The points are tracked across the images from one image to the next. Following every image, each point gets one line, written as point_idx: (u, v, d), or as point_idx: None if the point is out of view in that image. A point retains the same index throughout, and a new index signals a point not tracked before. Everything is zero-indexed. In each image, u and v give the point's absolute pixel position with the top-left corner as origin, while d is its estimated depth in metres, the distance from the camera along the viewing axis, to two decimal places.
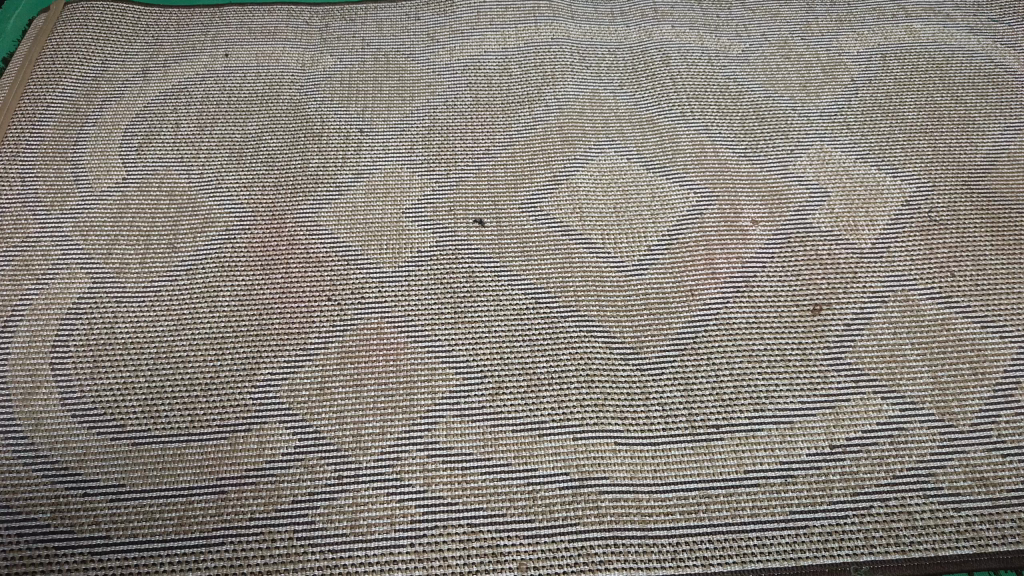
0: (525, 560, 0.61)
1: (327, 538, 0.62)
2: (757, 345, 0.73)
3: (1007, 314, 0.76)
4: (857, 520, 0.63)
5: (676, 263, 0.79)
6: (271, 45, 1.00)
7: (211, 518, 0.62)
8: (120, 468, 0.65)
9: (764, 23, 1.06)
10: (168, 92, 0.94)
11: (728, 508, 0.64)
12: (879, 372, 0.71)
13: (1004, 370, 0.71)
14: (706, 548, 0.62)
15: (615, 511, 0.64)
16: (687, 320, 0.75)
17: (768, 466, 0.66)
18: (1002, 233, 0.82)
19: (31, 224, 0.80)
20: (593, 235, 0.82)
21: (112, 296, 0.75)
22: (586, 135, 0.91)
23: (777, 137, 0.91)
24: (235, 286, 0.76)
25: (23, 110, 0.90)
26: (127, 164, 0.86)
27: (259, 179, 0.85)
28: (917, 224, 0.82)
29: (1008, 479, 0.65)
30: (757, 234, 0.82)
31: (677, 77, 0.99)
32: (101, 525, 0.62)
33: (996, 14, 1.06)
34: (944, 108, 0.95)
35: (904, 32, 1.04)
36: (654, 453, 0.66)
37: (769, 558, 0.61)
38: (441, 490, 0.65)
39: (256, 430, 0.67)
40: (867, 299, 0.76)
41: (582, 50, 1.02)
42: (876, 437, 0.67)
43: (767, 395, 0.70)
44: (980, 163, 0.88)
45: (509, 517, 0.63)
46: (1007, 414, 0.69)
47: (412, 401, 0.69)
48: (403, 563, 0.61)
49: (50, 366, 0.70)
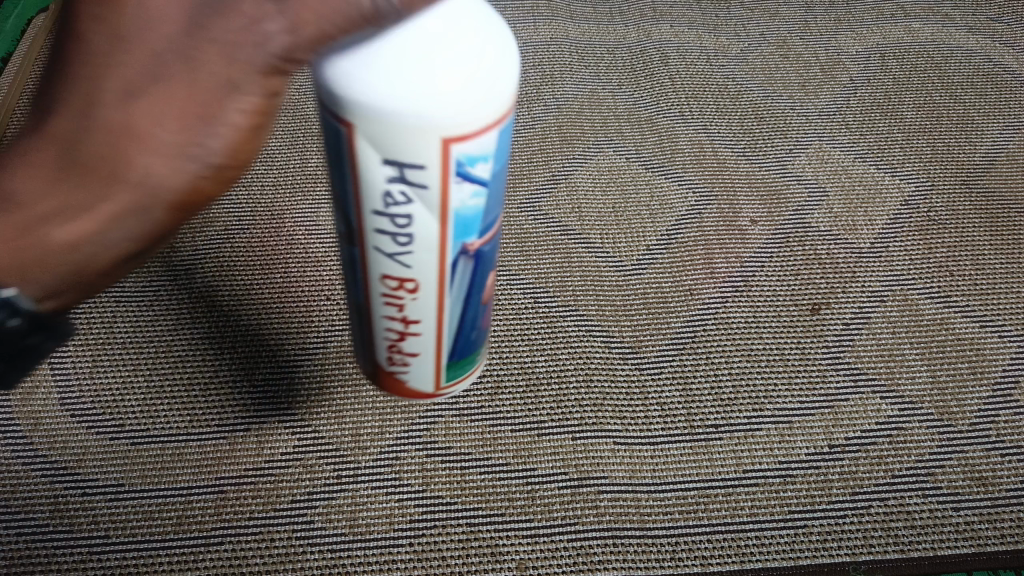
0: (524, 560, 0.60)
1: (327, 538, 0.61)
2: (756, 344, 0.73)
3: (1007, 314, 0.76)
4: (855, 520, 0.62)
5: (675, 263, 0.79)
6: None
7: (210, 517, 0.62)
8: (119, 468, 0.64)
9: (763, 23, 1.06)
10: None
11: (727, 507, 0.63)
12: (878, 371, 0.71)
13: (1002, 370, 0.72)
14: (705, 547, 0.61)
15: (614, 511, 0.63)
16: (685, 319, 0.75)
17: (768, 466, 0.66)
18: (1001, 233, 0.82)
19: None
20: (592, 235, 0.82)
21: (111, 296, 0.75)
22: (585, 135, 0.91)
23: (776, 136, 0.91)
24: (234, 286, 0.76)
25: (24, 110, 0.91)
26: None
27: (259, 178, 0.85)
28: (915, 224, 0.82)
29: (1007, 478, 0.65)
30: (756, 234, 0.82)
31: (675, 76, 0.99)
32: (99, 524, 0.61)
33: (995, 14, 1.06)
34: (942, 107, 0.95)
35: (904, 31, 1.04)
36: (653, 452, 0.66)
37: (769, 558, 0.60)
38: (440, 490, 0.64)
39: (256, 429, 0.67)
40: (866, 298, 0.76)
41: (582, 49, 1.02)
42: (875, 437, 0.67)
43: (765, 395, 0.70)
44: (980, 163, 0.88)
45: (508, 517, 0.63)
46: (1006, 414, 0.69)
47: (411, 401, 0.69)
48: (402, 564, 0.60)
49: (48, 366, 0.70)
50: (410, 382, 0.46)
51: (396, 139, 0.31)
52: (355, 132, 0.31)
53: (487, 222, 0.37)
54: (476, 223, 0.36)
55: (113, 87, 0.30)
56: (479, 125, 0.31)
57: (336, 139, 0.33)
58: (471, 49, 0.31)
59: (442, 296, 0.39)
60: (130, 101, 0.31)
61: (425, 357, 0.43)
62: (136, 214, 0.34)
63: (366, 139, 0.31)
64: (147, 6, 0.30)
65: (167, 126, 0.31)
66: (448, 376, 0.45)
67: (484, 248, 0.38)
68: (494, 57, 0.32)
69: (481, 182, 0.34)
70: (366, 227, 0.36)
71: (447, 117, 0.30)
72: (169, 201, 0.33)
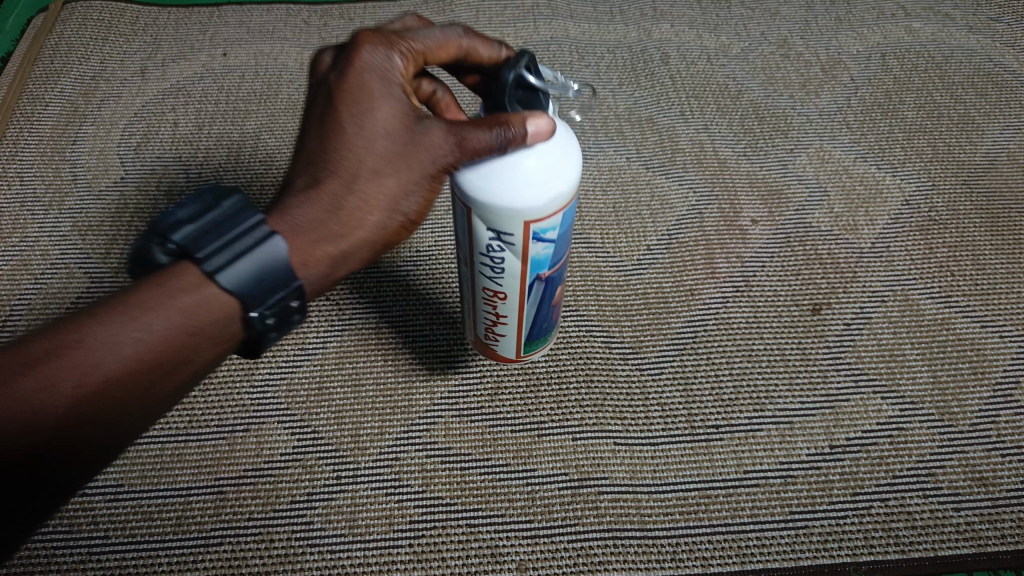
0: (524, 560, 0.60)
1: (326, 538, 0.61)
2: (757, 345, 0.73)
3: (1007, 314, 0.75)
4: (856, 520, 0.62)
5: (676, 262, 0.79)
6: (270, 45, 1.00)
7: (210, 518, 0.62)
8: (119, 468, 0.64)
9: (764, 23, 1.06)
10: (167, 93, 0.94)
11: (728, 508, 0.63)
12: (878, 371, 0.71)
13: (1003, 370, 0.71)
14: (705, 547, 0.61)
15: (615, 511, 0.63)
16: (685, 320, 0.75)
17: (768, 466, 0.65)
18: (1001, 233, 0.82)
19: (31, 224, 0.80)
20: (592, 235, 0.82)
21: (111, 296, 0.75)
22: (585, 135, 0.91)
23: (777, 136, 0.91)
24: None
25: (23, 111, 0.91)
26: (125, 164, 0.87)
27: (258, 178, 0.85)
28: (915, 224, 0.82)
29: (1007, 478, 0.65)
30: (757, 234, 0.82)
31: (676, 76, 0.99)
32: (99, 524, 0.61)
33: (995, 14, 1.06)
34: (943, 108, 0.95)
35: (904, 31, 1.04)
36: (654, 453, 0.66)
37: (769, 558, 0.60)
38: (440, 490, 0.64)
39: (255, 430, 0.67)
40: (867, 298, 0.76)
41: (582, 49, 1.02)
42: (876, 437, 0.67)
43: (766, 395, 0.70)
44: (980, 163, 0.88)
45: (509, 518, 0.62)
46: (1007, 414, 0.69)
47: (411, 401, 0.69)
48: (401, 564, 0.60)
49: None
50: (498, 350, 0.63)
51: (498, 226, 0.47)
52: (472, 216, 0.47)
53: (556, 261, 0.52)
54: (546, 263, 0.52)
55: (367, 165, 0.45)
56: (551, 216, 0.47)
57: (459, 216, 0.49)
58: (552, 160, 0.45)
59: (522, 304, 0.56)
60: (374, 180, 0.45)
61: (508, 338, 0.61)
62: (361, 252, 0.47)
63: (478, 219, 0.47)
64: (385, 122, 0.44)
65: (397, 192, 0.46)
66: (526, 348, 0.63)
67: (555, 275, 0.54)
68: (564, 169, 0.45)
69: (549, 241, 0.49)
70: (476, 261, 0.52)
71: (533, 211, 0.46)
72: (375, 246, 0.48)
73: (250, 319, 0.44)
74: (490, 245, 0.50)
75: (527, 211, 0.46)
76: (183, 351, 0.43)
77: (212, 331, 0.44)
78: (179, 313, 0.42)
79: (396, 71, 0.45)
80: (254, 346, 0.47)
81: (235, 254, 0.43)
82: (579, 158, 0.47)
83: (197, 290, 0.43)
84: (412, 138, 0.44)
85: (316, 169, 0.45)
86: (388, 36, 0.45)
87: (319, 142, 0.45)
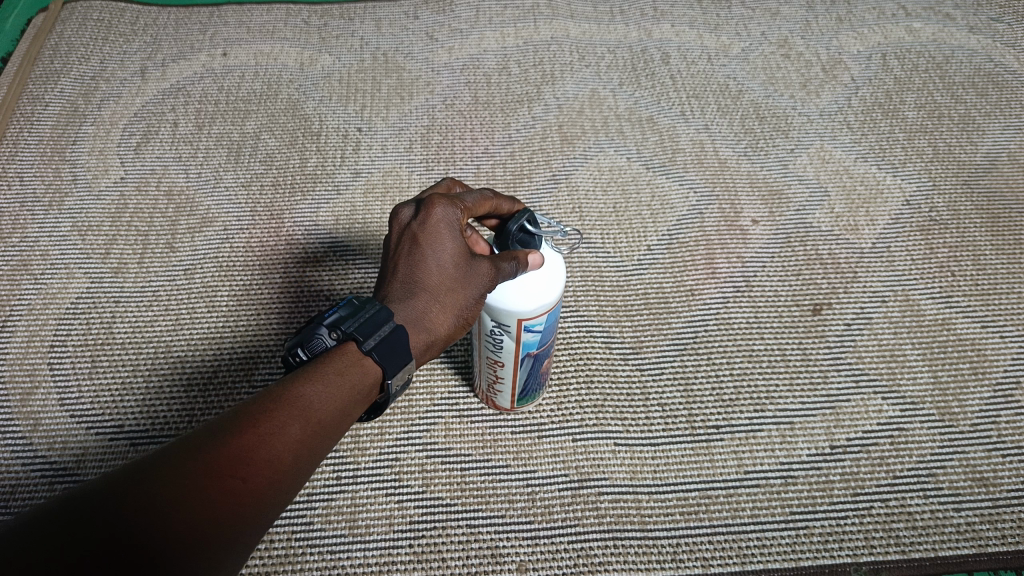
0: (525, 562, 0.60)
1: (326, 538, 0.61)
2: (756, 345, 0.73)
3: (1007, 314, 0.75)
4: (856, 522, 0.62)
5: (676, 263, 0.79)
6: (269, 44, 1.00)
7: None
8: None
9: (764, 23, 1.06)
10: (166, 92, 0.94)
11: (728, 509, 0.63)
12: (879, 371, 0.71)
13: (1004, 370, 0.71)
14: (705, 548, 0.61)
15: (615, 512, 0.63)
16: (686, 320, 0.75)
17: (769, 466, 0.65)
18: (1001, 233, 0.81)
19: (31, 224, 0.80)
20: (593, 235, 0.81)
21: (111, 296, 0.75)
22: (585, 135, 0.91)
23: (777, 136, 0.91)
24: (234, 286, 0.75)
25: (23, 110, 0.91)
26: (126, 164, 0.87)
27: (259, 178, 0.85)
28: (915, 225, 0.82)
29: (1008, 478, 0.64)
30: (757, 234, 0.82)
31: (676, 77, 0.98)
32: None
33: (996, 14, 1.06)
34: (943, 108, 0.95)
35: (905, 31, 1.04)
36: (654, 453, 0.66)
37: (769, 559, 0.60)
38: (440, 491, 0.64)
39: None
40: (867, 298, 0.76)
41: (582, 49, 1.01)
42: (876, 437, 0.67)
43: (766, 395, 0.70)
44: (981, 163, 0.88)
45: (508, 519, 0.62)
46: (1007, 414, 0.68)
47: (411, 402, 0.69)
48: (401, 564, 0.60)
49: (47, 366, 0.69)
50: (494, 400, 0.67)
51: (495, 316, 0.54)
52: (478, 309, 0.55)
53: (544, 342, 0.58)
54: (535, 343, 0.57)
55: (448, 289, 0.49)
56: (532, 312, 0.53)
57: None
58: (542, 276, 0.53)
59: (515, 372, 0.61)
60: (456, 298, 0.49)
61: (501, 397, 0.65)
62: (432, 353, 0.51)
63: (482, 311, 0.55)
64: (454, 259, 0.49)
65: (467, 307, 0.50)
66: (520, 402, 0.66)
67: (543, 352, 0.59)
68: (544, 277, 0.53)
69: (538, 331, 0.56)
70: (480, 337, 0.58)
71: (523, 312, 0.53)
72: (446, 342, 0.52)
73: (389, 387, 0.47)
74: (490, 330, 0.57)
75: (519, 310, 0.53)
76: (344, 416, 0.44)
77: (362, 401, 0.46)
78: (344, 381, 0.44)
79: (462, 222, 0.51)
80: (378, 409, 0.49)
81: (387, 331, 0.46)
82: (564, 272, 0.54)
83: (356, 365, 0.45)
84: (478, 270, 0.50)
85: (404, 292, 0.49)
86: (453, 195, 0.51)
87: (407, 272, 0.49)
